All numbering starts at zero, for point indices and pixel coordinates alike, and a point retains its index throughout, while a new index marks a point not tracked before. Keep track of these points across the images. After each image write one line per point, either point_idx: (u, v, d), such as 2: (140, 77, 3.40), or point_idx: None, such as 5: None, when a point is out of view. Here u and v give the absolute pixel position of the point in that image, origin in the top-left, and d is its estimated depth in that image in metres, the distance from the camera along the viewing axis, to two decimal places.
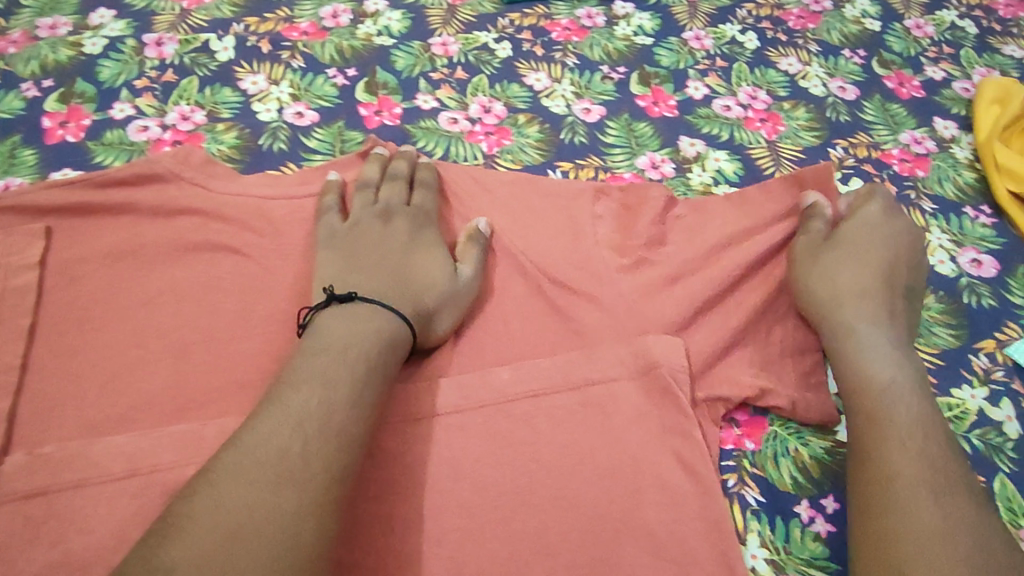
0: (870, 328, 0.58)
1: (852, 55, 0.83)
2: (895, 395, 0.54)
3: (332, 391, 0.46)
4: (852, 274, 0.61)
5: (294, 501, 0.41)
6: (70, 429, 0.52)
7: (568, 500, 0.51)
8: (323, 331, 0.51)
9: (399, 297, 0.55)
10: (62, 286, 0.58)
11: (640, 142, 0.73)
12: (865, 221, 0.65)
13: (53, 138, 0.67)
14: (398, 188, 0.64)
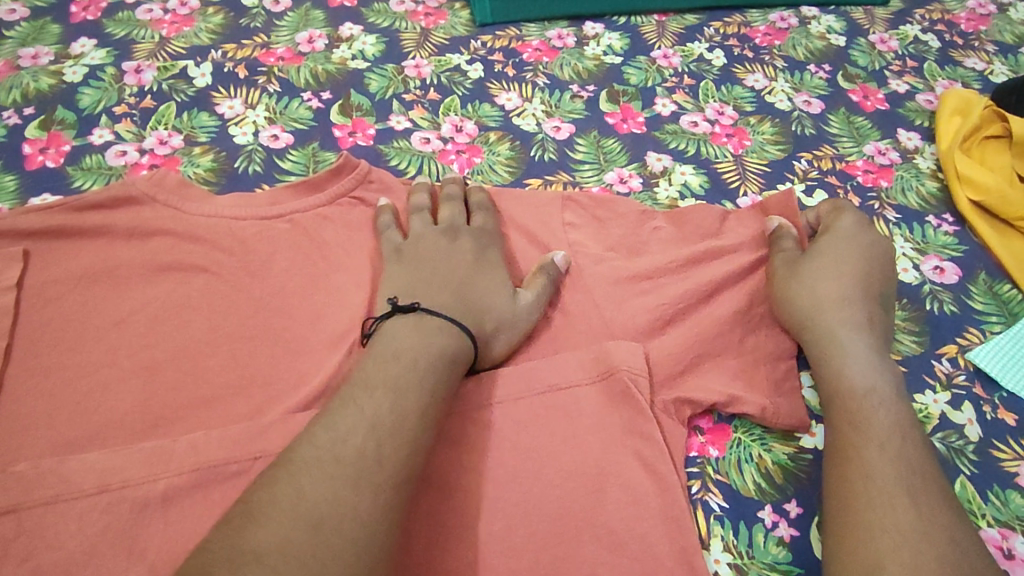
0: (848, 335, 0.59)
1: (817, 70, 0.85)
2: (875, 404, 0.54)
3: (404, 395, 0.49)
4: (831, 285, 0.61)
5: (368, 497, 0.43)
6: (44, 447, 0.52)
7: (532, 505, 0.52)
8: (391, 337, 0.54)
9: (464, 315, 0.57)
10: (38, 306, 0.59)
11: (608, 158, 0.75)
12: (840, 235, 0.65)
13: (33, 164, 0.69)
14: (457, 207, 0.66)
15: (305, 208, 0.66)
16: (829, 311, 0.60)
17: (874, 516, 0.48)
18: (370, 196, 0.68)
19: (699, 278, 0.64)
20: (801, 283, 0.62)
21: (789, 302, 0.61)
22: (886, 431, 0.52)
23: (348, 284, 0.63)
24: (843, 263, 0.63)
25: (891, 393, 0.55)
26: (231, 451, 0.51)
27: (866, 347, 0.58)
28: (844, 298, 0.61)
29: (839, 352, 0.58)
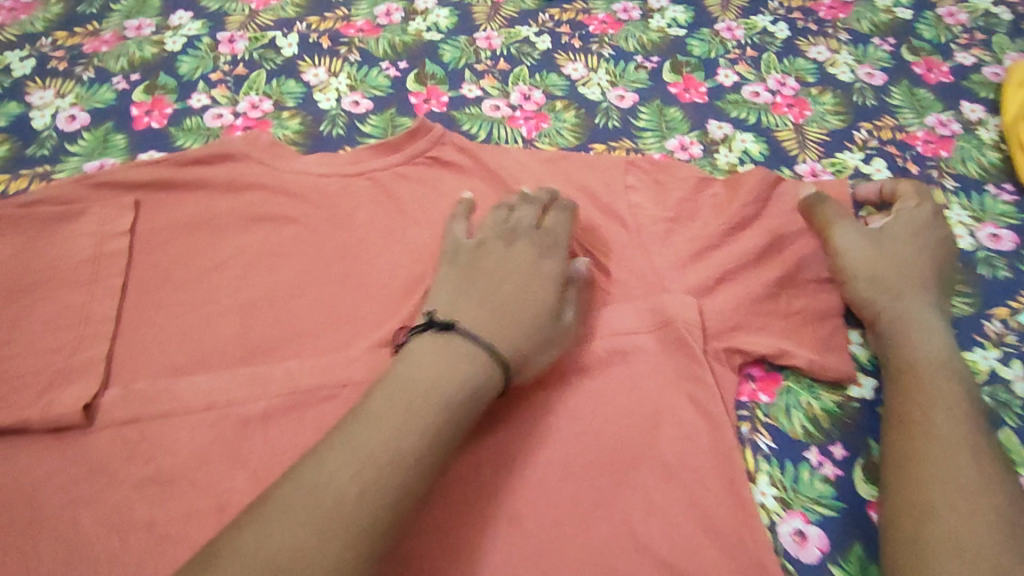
0: (915, 319, 0.60)
1: (881, 43, 0.86)
2: (946, 374, 0.56)
3: (412, 429, 0.45)
4: (905, 263, 0.63)
5: (338, 540, 0.40)
6: (157, 370, 0.59)
7: (593, 437, 0.56)
8: (411, 360, 0.49)
9: (499, 338, 0.52)
10: (148, 249, 0.66)
11: (670, 126, 0.78)
12: (911, 217, 0.66)
13: (140, 125, 0.75)
14: (532, 210, 0.62)
15: (385, 167, 0.71)
16: (900, 287, 0.61)
17: (935, 499, 0.48)
18: (445, 157, 0.73)
19: (756, 239, 0.67)
20: (871, 259, 0.62)
21: (859, 272, 0.63)
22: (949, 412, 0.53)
23: (422, 237, 0.68)
24: (915, 242, 0.64)
25: (958, 366, 0.57)
26: (323, 378, 0.57)
27: (935, 324, 0.60)
28: (911, 280, 0.61)
29: (908, 325, 0.59)
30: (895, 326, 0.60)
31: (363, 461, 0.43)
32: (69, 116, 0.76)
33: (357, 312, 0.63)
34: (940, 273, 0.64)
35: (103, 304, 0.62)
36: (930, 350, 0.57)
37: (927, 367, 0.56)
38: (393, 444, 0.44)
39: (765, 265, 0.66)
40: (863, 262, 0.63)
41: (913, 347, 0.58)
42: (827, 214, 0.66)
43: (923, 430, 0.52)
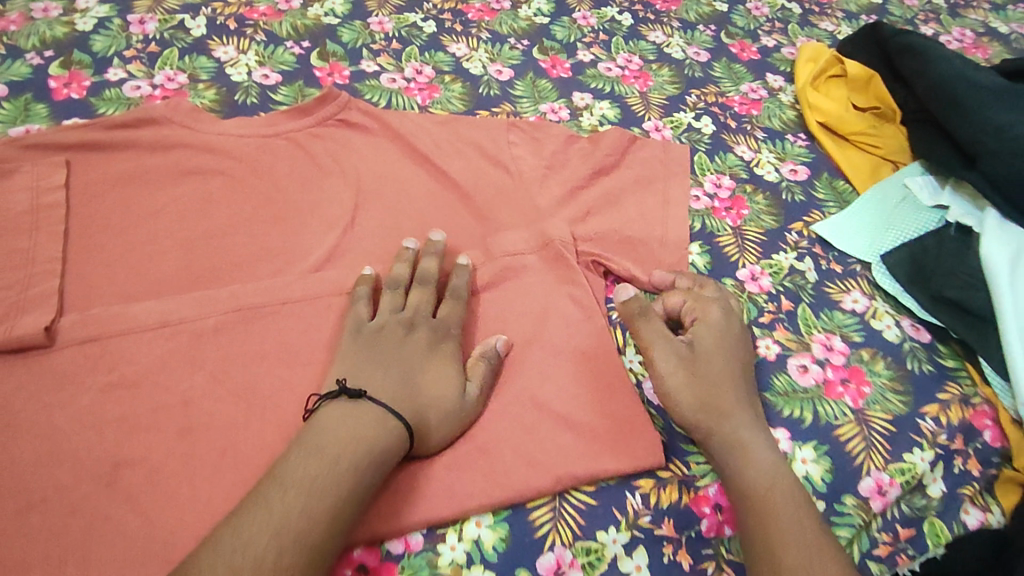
0: (745, 439, 0.62)
1: (705, 29, 1.05)
2: (782, 487, 0.60)
3: (319, 496, 0.52)
4: (716, 379, 0.64)
5: (326, 502, 0.52)
6: (109, 299, 0.66)
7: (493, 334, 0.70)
8: (330, 426, 0.56)
9: (407, 409, 0.59)
10: (85, 202, 0.72)
11: (542, 94, 0.93)
12: (714, 328, 0.67)
13: (60, 96, 0.81)
14: (427, 295, 0.67)
15: (299, 128, 0.81)
16: (724, 407, 0.63)
17: (790, 539, 0.56)
18: (353, 119, 0.83)
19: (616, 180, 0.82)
20: (687, 378, 0.64)
21: (678, 392, 0.64)
22: (787, 503, 0.58)
23: (337, 184, 0.78)
24: (721, 337, 0.67)
25: (787, 486, 0.60)
26: (264, 298, 0.67)
27: (755, 434, 0.63)
28: (728, 377, 0.65)
29: (740, 447, 0.62)
30: (727, 449, 0.62)
31: (277, 527, 0.49)
32: None
33: (286, 245, 0.73)
34: (742, 352, 0.67)
35: (48, 247, 0.68)
36: (763, 463, 0.61)
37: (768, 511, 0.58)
38: (300, 513, 0.50)
39: (623, 203, 0.81)
40: (678, 378, 0.64)
41: (749, 466, 0.61)
42: (636, 326, 0.67)
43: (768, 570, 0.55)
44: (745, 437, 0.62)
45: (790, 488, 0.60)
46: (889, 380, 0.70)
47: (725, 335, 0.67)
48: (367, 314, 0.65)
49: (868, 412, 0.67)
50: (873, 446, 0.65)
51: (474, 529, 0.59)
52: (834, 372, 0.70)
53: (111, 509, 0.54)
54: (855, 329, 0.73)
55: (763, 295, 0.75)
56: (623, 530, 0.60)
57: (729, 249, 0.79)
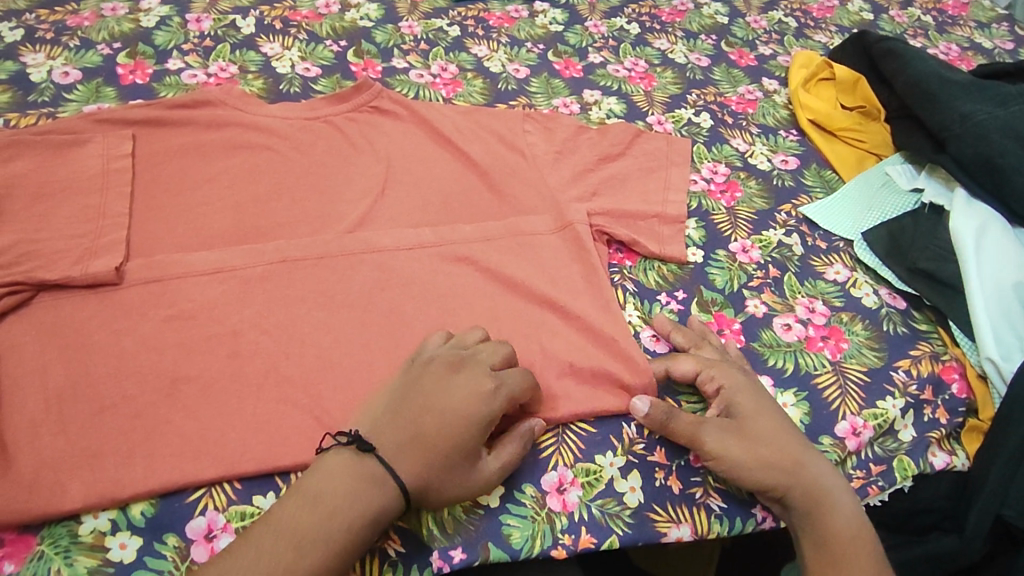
0: (819, 488, 0.64)
1: (706, 38, 1.15)
2: (856, 521, 0.64)
3: (307, 550, 0.52)
4: (773, 438, 0.65)
5: (314, 553, 0.52)
6: (169, 248, 0.75)
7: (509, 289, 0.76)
8: (330, 476, 0.56)
9: (406, 466, 0.57)
10: (148, 168, 0.82)
11: (555, 91, 1.02)
12: (741, 388, 0.68)
13: (127, 81, 0.92)
14: (496, 351, 0.65)
15: (336, 113, 0.90)
16: (798, 464, 0.64)
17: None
18: (383, 106, 0.92)
19: (624, 164, 0.89)
20: (751, 445, 0.64)
21: (748, 467, 0.63)
22: (862, 535, 0.63)
23: (368, 161, 0.87)
24: (754, 399, 0.68)
25: (862, 519, 0.64)
26: (306, 251, 0.75)
27: (828, 475, 0.65)
28: (781, 433, 0.66)
29: (822, 497, 0.63)
30: (811, 505, 0.63)
31: (268, 572, 0.51)
32: (63, 72, 0.91)
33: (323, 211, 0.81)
34: (773, 404, 0.68)
35: (116, 204, 0.77)
36: (838, 505, 0.64)
37: (857, 554, 0.62)
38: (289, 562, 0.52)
39: (630, 183, 0.88)
40: (746, 455, 0.63)
41: (829, 515, 0.63)
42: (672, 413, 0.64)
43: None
44: (821, 490, 0.64)
45: (866, 525, 0.64)
46: (866, 339, 0.77)
47: (750, 392, 0.68)
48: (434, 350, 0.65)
49: (844, 365, 0.74)
50: (848, 393, 0.72)
51: None
52: (815, 331, 0.77)
53: (170, 415, 0.62)
54: (836, 296, 0.80)
55: (753, 265, 0.83)
56: (619, 455, 0.67)
57: (723, 225, 0.87)
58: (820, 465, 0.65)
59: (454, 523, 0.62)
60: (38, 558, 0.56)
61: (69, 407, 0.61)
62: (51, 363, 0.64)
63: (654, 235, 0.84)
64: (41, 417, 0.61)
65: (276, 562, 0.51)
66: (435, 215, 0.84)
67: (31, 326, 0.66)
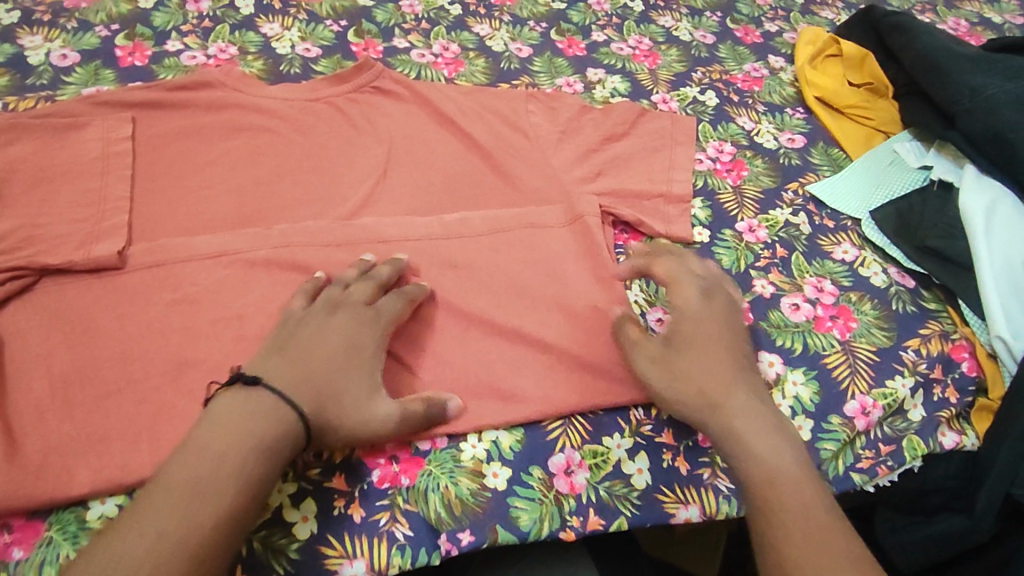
0: (733, 424, 0.61)
1: (711, 15, 1.13)
2: (776, 467, 0.59)
3: (199, 498, 0.51)
4: (709, 363, 0.64)
5: (210, 499, 0.52)
6: (172, 232, 0.74)
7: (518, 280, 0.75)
8: (214, 422, 0.55)
9: (304, 398, 0.58)
10: (148, 152, 0.81)
11: (558, 71, 1.01)
12: (695, 314, 0.67)
13: (126, 63, 0.90)
14: (365, 288, 0.68)
15: (337, 94, 0.89)
16: (719, 401, 0.62)
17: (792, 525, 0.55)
18: (385, 87, 0.91)
19: (628, 145, 0.88)
20: (678, 370, 0.65)
21: (678, 403, 0.64)
22: (793, 474, 0.58)
23: (371, 143, 0.86)
24: (711, 318, 0.67)
25: (788, 451, 0.60)
26: (312, 236, 0.75)
27: (752, 410, 0.62)
28: (715, 361, 0.64)
29: (733, 436, 0.61)
30: (722, 441, 0.61)
31: (164, 527, 0.50)
32: (61, 55, 0.90)
33: (326, 193, 0.81)
34: (731, 326, 0.68)
35: (117, 188, 0.76)
36: (766, 441, 0.60)
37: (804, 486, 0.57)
38: (184, 511, 0.50)
39: (634, 163, 0.87)
40: (683, 389, 0.64)
41: (756, 449, 0.60)
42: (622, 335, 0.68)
43: (789, 544, 0.54)
44: (736, 422, 0.61)
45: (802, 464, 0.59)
46: (875, 318, 0.76)
47: (702, 319, 0.67)
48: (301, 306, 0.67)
49: (853, 344, 0.74)
50: (857, 372, 0.72)
51: (493, 432, 0.66)
52: (823, 310, 0.76)
53: (175, 400, 0.62)
54: (845, 275, 0.80)
55: (760, 245, 0.82)
56: (627, 437, 0.67)
57: (730, 204, 0.86)
58: (764, 401, 0.63)
59: (461, 506, 0.62)
60: (47, 544, 0.56)
61: (74, 392, 0.61)
62: (55, 348, 0.63)
63: (659, 214, 0.83)
64: (47, 402, 0.60)
65: (173, 519, 0.50)
66: (437, 198, 0.83)
67: (35, 311, 0.66)
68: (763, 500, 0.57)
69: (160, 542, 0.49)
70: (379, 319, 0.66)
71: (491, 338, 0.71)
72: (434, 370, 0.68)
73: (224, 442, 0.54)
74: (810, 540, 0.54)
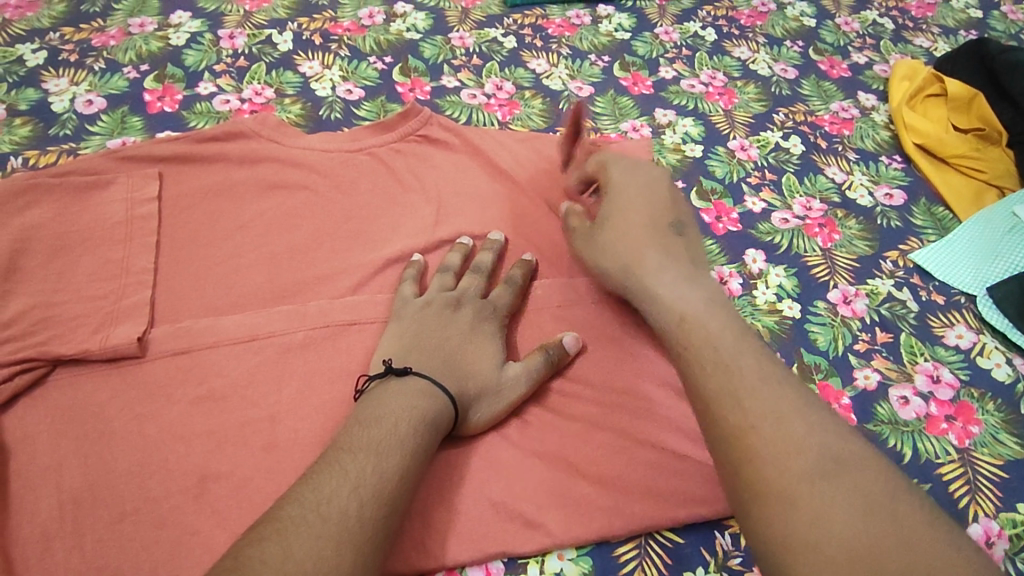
0: (663, 293, 0.60)
1: (792, 45, 1.02)
2: (712, 358, 0.54)
3: (386, 457, 0.52)
4: (636, 236, 0.65)
5: (393, 458, 0.52)
6: (198, 311, 0.67)
7: (585, 369, 0.66)
8: (377, 400, 0.56)
9: (449, 378, 0.59)
10: (175, 214, 0.74)
11: (623, 112, 0.91)
12: (620, 187, 0.69)
13: (155, 109, 0.84)
14: (477, 279, 0.68)
15: (381, 144, 0.81)
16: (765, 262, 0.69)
17: (760, 431, 0.48)
18: (433, 135, 0.83)
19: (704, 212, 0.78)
20: (613, 242, 0.66)
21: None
22: (739, 367, 0.52)
23: (418, 202, 0.78)
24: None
25: (693, 305, 0.59)
26: (352, 315, 0.67)
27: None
28: (653, 242, 0.64)
29: (663, 304, 0.60)
30: (680, 330, 0.57)
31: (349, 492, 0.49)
32: (87, 100, 0.83)
33: (368, 258, 0.72)
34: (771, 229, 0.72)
35: (141, 258, 0.69)
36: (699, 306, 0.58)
37: (734, 363, 0.53)
38: (366, 482, 0.49)
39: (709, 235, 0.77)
40: (610, 236, 0.67)
41: (701, 331, 0.56)
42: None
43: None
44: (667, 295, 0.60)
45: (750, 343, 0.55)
46: (1001, 423, 0.66)
47: (629, 194, 0.68)
48: (414, 294, 0.67)
49: (973, 454, 0.64)
50: (980, 491, 0.62)
51: (557, 562, 0.58)
52: (939, 408, 0.66)
53: (198, 524, 0.55)
54: (961, 366, 0.69)
55: (857, 322, 0.72)
56: (712, 572, 0.58)
57: (820, 270, 0.76)
58: (675, 261, 0.63)
59: None
60: None
61: (87, 513, 0.55)
62: (69, 457, 0.57)
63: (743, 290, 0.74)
64: (56, 524, 0.54)
65: (367, 472, 0.50)
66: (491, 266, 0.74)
67: (48, 409, 0.59)
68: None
69: (345, 507, 0.47)
70: (495, 308, 0.66)
71: (553, 440, 0.62)
72: (488, 479, 0.59)
73: (405, 422, 0.54)
74: (758, 422, 0.49)
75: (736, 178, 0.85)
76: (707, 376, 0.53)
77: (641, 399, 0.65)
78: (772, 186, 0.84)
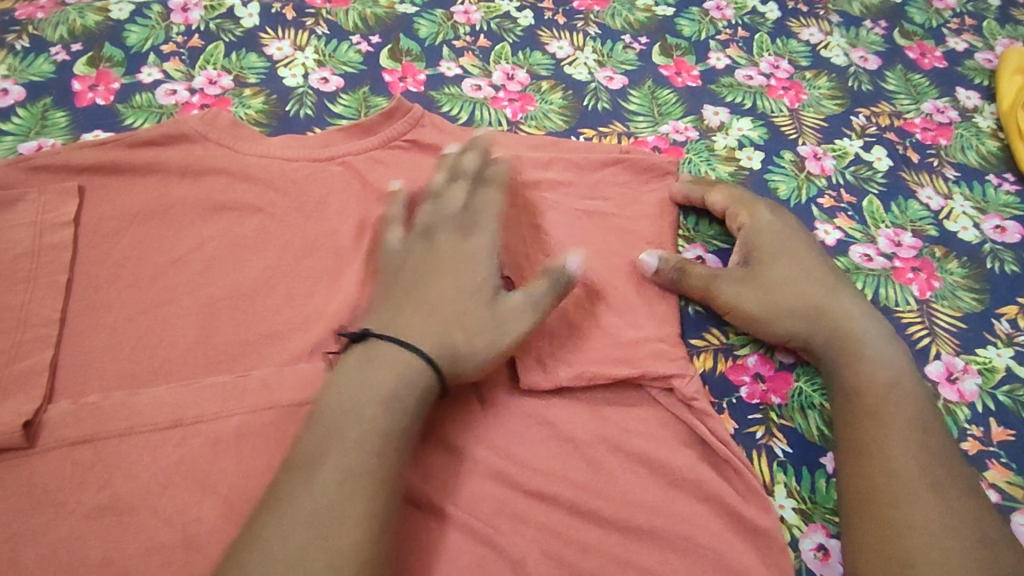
0: (865, 346, 0.55)
1: (873, 26, 0.83)
2: (910, 410, 0.52)
3: (346, 516, 0.41)
4: (810, 274, 0.58)
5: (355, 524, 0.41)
6: (109, 381, 0.52)
7: (604, 476, 0.51)
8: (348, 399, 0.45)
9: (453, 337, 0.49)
10: (95, 244, 0.58)
11: (663, 110, 0.73)
12: (767, 235, 0.61)
13: (84, 102, 0.68)
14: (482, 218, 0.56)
15: (356, 151, 0.64)
16: (822, 304, 0.57)
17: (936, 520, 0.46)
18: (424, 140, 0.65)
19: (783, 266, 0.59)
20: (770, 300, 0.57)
21: (775, 320, 0.57)
22: (906, 414, 0.51)
23: None
24: (784, 244, 0.60)
25: (895, 357, 0.55)
26: (303, 391, 0.52)
27: (863, 320, 0.56)
28: (829, 288, 0.58)
29: (853, 349, 0.55)
30: (874, 392, 0.53)
31: (330, 506, 0.41)
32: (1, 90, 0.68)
33: (332, 306, 0.56)
34: (819, 254, 0.60)
35: (44, 305, 0.54)
36: (887, 349, 0.55)
37: (922, 413, 0.52)
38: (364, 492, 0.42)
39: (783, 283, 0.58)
40: (776, 287, 0.58)
41: (903, 411, 0.51)
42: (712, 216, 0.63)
43: (881, 454, 0.50)
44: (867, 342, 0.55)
45: (902, 371, 0.54)
46: None
47: (780, 242, 0.60)
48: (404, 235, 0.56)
49: None
50: None
51: None
52: None
53: None
54: None
55: (965, 408, 0.56)
56: None
57: (915, 332, 0.60)
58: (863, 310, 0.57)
59: None
60: None
61: None
62: None
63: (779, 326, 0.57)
64: None
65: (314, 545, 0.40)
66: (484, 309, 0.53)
67: None
68: (866, 418, 0.52)
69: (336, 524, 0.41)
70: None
71: None
72: None
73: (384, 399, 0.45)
74: (923, 497, 0.47)
75: (805, 199, 0.67)
76: (890, 446, 0.50)
77: (680, 518, 0.50)
78: (851, 212, 0.67)
